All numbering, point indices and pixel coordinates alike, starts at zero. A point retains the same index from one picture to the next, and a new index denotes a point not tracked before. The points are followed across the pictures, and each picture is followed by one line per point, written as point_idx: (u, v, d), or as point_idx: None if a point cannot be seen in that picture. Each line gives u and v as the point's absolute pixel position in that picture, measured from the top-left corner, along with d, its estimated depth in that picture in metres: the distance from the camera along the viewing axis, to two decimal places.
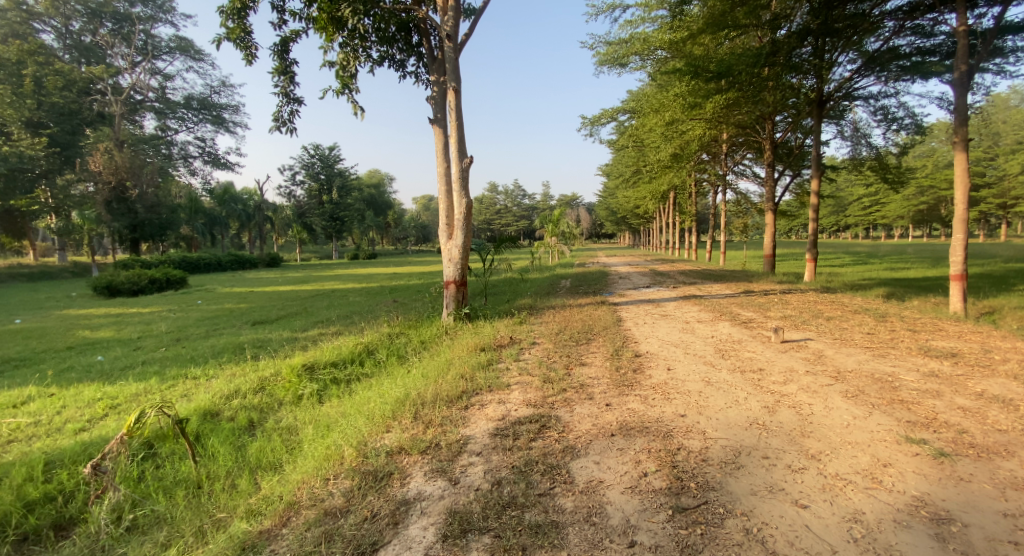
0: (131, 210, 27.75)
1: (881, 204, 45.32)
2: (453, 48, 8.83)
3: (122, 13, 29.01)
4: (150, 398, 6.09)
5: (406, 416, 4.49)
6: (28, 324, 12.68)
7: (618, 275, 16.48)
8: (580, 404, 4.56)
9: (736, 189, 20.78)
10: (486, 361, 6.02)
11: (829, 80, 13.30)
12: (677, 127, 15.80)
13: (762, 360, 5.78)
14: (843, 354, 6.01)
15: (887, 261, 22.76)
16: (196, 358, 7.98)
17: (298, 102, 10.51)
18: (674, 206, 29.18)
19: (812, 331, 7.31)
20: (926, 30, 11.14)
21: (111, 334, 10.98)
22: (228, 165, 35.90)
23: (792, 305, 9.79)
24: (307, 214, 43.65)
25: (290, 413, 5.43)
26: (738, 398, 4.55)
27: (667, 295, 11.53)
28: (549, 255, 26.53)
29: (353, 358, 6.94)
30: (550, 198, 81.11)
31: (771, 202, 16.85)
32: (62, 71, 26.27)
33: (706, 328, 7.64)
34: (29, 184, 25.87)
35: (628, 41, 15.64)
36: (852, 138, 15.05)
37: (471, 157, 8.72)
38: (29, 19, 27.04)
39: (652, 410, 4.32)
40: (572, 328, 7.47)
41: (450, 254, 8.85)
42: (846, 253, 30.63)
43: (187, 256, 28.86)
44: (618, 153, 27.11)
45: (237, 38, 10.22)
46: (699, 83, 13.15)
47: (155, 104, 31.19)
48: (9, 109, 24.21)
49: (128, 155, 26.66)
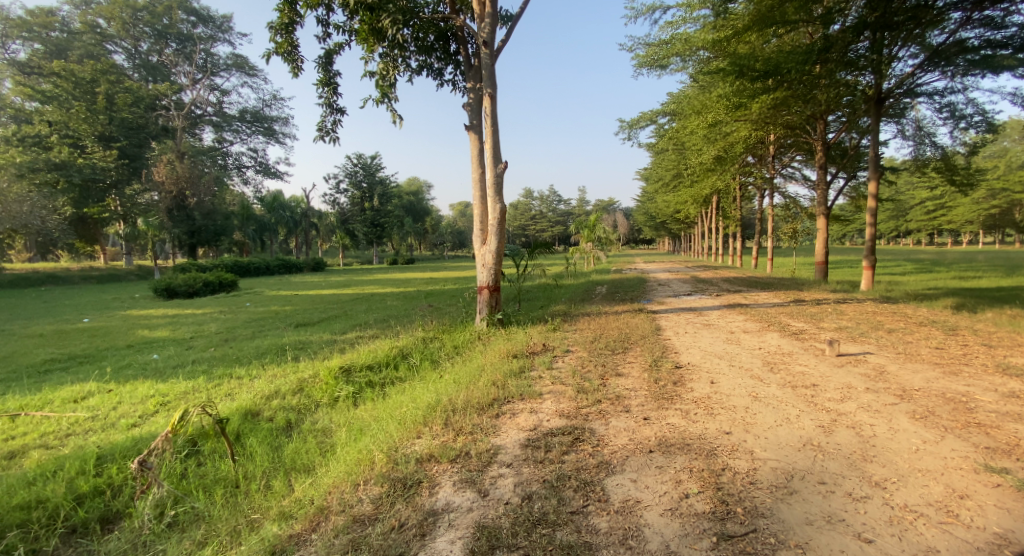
0: (189, 218, 29.27)
1: (946, 208, 42.60)
2: (489, 55, 8.79)
3: (185, 34, 30.70)
4: (197, 396, 6.18)
5: (436, 422, 4.38)
6: (93, 323, 13.38)
7: (658, 282, 16.06)
8: (616, 417, 4.35)
9: (784, 193, 19.95)
10: (519, 368, 5.87)
11: (888, 76, 12.59)
12: (721, 128, 15.28)
13: (816, 374, 5.40)
14: (908, 371, 5.55)
15: (955, 269, 21.23)
16: (240, 358, 8.14)
17: (341, 112, 10.73)
18: (717, 211, 28.33)
19: (870, 344, 6.82)
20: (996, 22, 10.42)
21: (166, 334, 11.43)
22: (278, 174, 37.28)
23: (848, 315, 9.22)
24: (351, 221, 44.78)
25: (326, 415, 5.40)
26: (789, 415, 4.24)
27: (710, 303, 11.11)
28: (586, 261, 26.21)
29: (388, 362, 6.93)
30: (589, 204, 80.42)
31: (824, 206, 16.03)
32: (131, 88, 27.71)
33: (753, 338, 7.25)
34: (100, 193, 27.57)
35: (668, 42, 15.18)
36: (914, 138, 14.18)
37: (506, 162, 8.63)
38: (102, 41, 28.91)
39: (694, 426, 4.06)
40: (608, 337, 7.23)
41: (484, 259, 8.77)
42: (908, 260, 28.82)
43: (239, 260, 30.05)
44: (658, 158, 26.58)
45: (285, 52, 10.51)
46: (745, 83, 12.68)
47: (213, 118, 32.75)
48: (83, 125, 26.09)
49: (188, 165, 28.05)
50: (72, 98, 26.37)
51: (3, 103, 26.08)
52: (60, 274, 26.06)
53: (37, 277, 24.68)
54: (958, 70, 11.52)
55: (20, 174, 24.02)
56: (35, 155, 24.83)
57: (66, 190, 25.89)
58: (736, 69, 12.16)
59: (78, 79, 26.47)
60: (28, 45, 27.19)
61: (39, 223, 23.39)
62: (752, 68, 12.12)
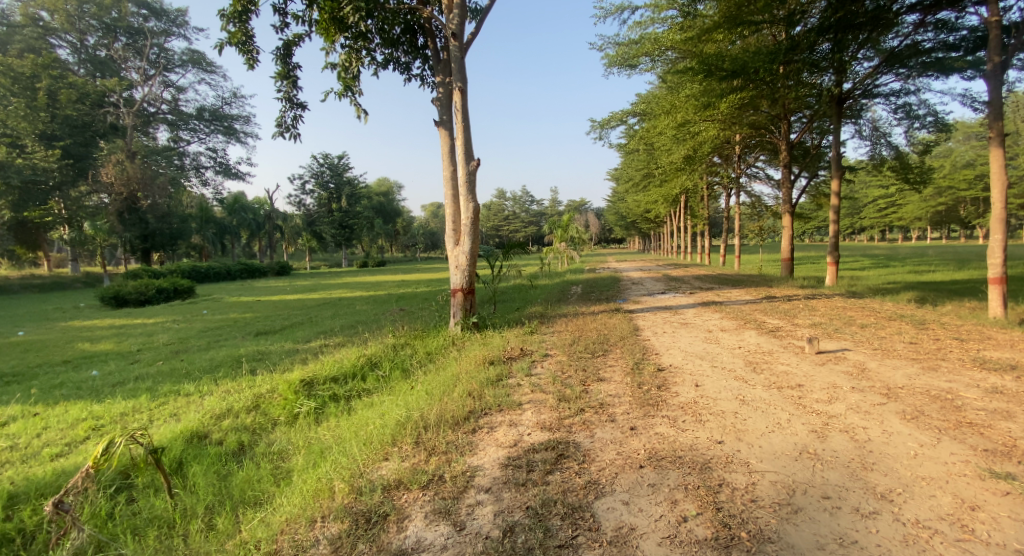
0: (142, 221, 27.81)
1: (897, 206, 44.30)
2: (458, 48, 8.42)
3: (136, 27, 29.12)
4: (137, 420, 5.71)
5: (407, 442, 4.02)
6: (31, 337, 12.38)
7: (631, 281, 15.90)
8: (602, 428, 4.06)
9: (749, 191, 20.21)
10: (496, 376, 5.52)
11: (846, 77, 12.74)
12: (689, 128, 15.26)
13: (800, 374, 5.24)
14: (889, 368, 5.46)
15: (910, 264, 21.98)
16: (191, 372, 7.60)
17: (301, 107, 10.19)
18: (685, 210, 28.60)
19: (848, 340, 6.74)
20: (949, 24, 10.59)
21: (111, 346, 10.62)
22: (240, 175, 35.91)
23: (820, 311, 9.21)
24: (316, 223, 43.61)
25: (284, 435, 5.01)
26: (780, 420, 4.03)
27: (684, 301, 11.01)
28: (558, 261, 26.03)
29: (355, 373, 6.51)
30: (560, 203, 80.64)
31: (788, 204, 16.23)
32: (75, 84, 26.14)
33: (732, 337, 7.09)
34: (42, 196, 25.52)
35: (637, 41, 15.05)
36: (870, 138, 14.44)
37: (479, 159, 8.28)
38: (45, 35, 27.11)
39: (683, 435, 3.82)
40: (586, 339, 6.96)
41: (457, 261, 8.41)
42: (866, 255, 29.77)
43: (196, 265, 28.74)
44: (627, 157, 26.69)
45: (239, 42, 9.90)
46: (712, 83, 12.67)
47: (168, 116, 31.29)
48: (23, 123, 24.50)
49: (139, 166, 26.66)
50: (11, 94, 24.78)
51: None
52: None
53: None
54: (910, 72, 11.74)
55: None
56: None
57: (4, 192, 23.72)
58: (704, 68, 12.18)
59: (17, 74, 24.86)
60: None
61: None
62: (720, 68, 12.15)
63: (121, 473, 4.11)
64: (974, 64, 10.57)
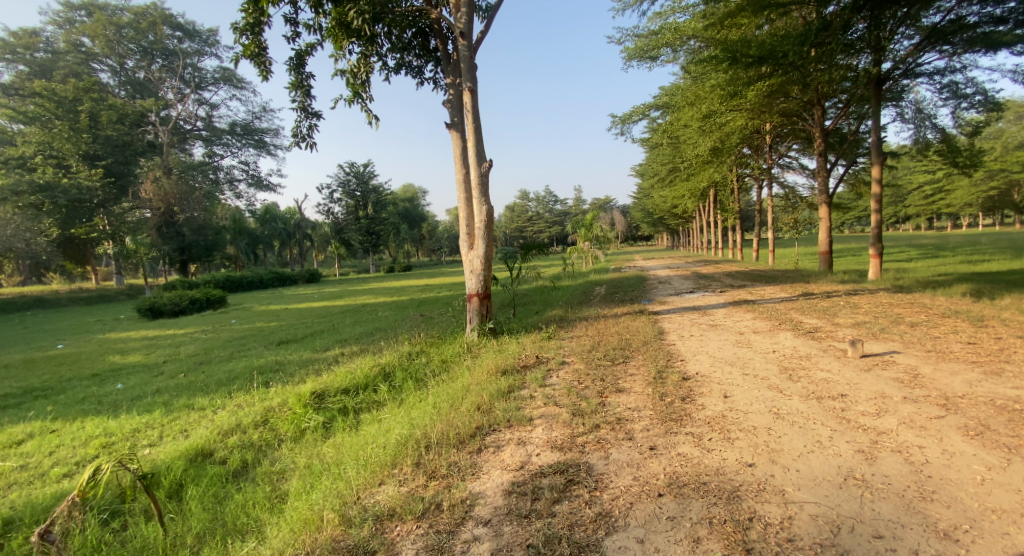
0: (179, 233, 28.70)
1: (944, 192, 42.00)
2: (467, 47, 8.13)
3: (171, 49, 29.97)
4: (146, 436, 5.60)
5: (407, 463, 3.74)
6: (67, 350, 12.67)
7: (659, 280, 15.34)
8: (618, 448, 3.68)
9: (782, 183, 19.33)
10: (507, 387, 5.19)
11: (886, 56, 11.83)
12: (715, 119, 14.60)
13: (843, 382, 4.74)
14: (944, 373, 4.90)
15: (961, 253, 20.66)
16: (208, 385, 7.53)
17: (316, 116, 10.08)
18: (715, 204, 27.68)
19: (895, 342, 6.16)
20: None
21: (139, 359, 10.74)
22: (271, 186, 36.51)
23: (863, 309, 8.56)
24: (345, 230, 44.18)
25: (289, 452, 4.80)
26: (820, 438, 3.58)
27: (714, 301, 10.49)
28: (584, 261, 25.50)
29: (367, 385, 6.26)
30: (586, 203, 79.69)
31: (824, 194, 15.37)
32: (115, 105, 26.90)
33: (766, 340, 6.57)
34: (88, 213, 26.46)
35: (657, 32, 14.47)
36: (913, 120, 13.51)
37: (491, 160, 7.98)
38: (87, 60, 28.19)
39: (709, 457, 3.41)
40: (607, 344, 6.56)
41: (472, 265, 8.12)
42: (912, 246, 28.19)
43: (230, 275, 29.36)
44: (652, 152, 25.98)
45: (252, 55, 9.86)
46: (738, 71, 12.06)
47: (202, 132, 32.12)
48: (66, 145, 25.24)
49: (176, 182, 27.46)
50: (55, 117, 25.56)
51: None
52: (47, 297, 25.35)
53: (22, 302, 24.03)
54: (956, 49, 10.91)
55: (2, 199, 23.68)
56: (19, 178, 23.93)
57: (51, 211, 25.13)
58: (729, 55, 11.54)
59: (60, 98, 25.73)
60: (12, 66, 26.65)
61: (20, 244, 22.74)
62: (746, 54, 11.52)
63: (116, 498, 3.96)
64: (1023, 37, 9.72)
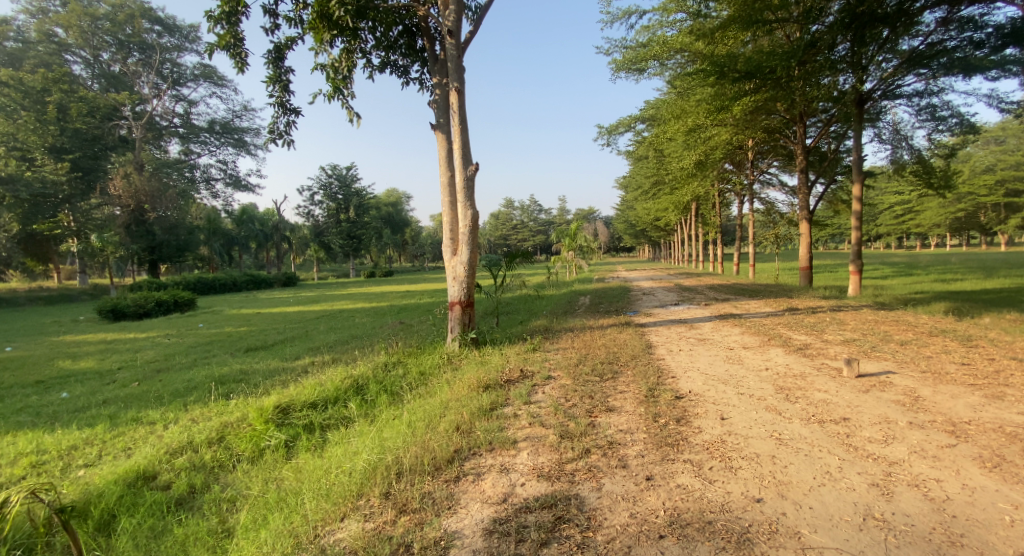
0: (150, 233, 27.63)
1: (914, 212, 43.11)
2: (455, 45, 7.78)
3: (149, 43, 28.94)
4: (85, 456, 5.23)
5: (374, 494, 3.44)
6: (17, 353, 11.87)
7: (642, 292, 15.14)
8: (611, 478, 3.37)
9: (763, 198, 19.43)
10: (489, 404, 4.81)
11: (868, 76, 11.72)
12: (700, 133, 14.50)
13: (842, 404, 4.46)
14: (946, 396, 4.66)
15: (934, 272, 20.97)
16: (161, 396, 7.02)
17: (294, 113, 9.59)
18: (698, 217, 27.76)
19: (889, 361, 5.93)
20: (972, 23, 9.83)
21: (92, 365, 10.04)
22: (249, 187, 35.50)
23: (850, 326, 8.41)
24: (325, 233, 43.25)
25: (243, 476, 4.48)
26: (829, 468, 3.29)
27: (699, 314, 10.29)
28: (567, 270, 25.29)
29: (337, 399, 5.82)
30: (568, 213, 79.84)
31: (805, 210, 15.35)
32: (86, 98, 25.93)
33: (757, 357, 6.31)
34: (52, 209, 25.19)
35: (645, 45, 14.33)
36: (891, 141, 13.56)
37: (478, 163, 7.64)
38: (60, 51, 27.06)
39: (711, 490, 3.12)
40: (594, 358, 6.23)
41: (455, 271, 7.72)
42: (885, 263, 28.67)
43: (201, 277, 28.39)
44: (636, 163, 25.96)
45: (227, 45, 9.31)
46: (723, 86, 11.96)
47: (178, 130, 31.11)
48: (32, 137, 24.30)
49: (148, 178, 26.55)
50: (21, 108, 24.53)
51: None
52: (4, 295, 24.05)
53: None
54: (933, 73, 10.79)
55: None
56: None
57: (13, 205, 23.28)
58: (717, 69, 11.38)
59: (27, 88, 24.65)
60: None
61: None
62: (733, 68, 11.39)
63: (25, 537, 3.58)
64: (999, 63, 9.65)
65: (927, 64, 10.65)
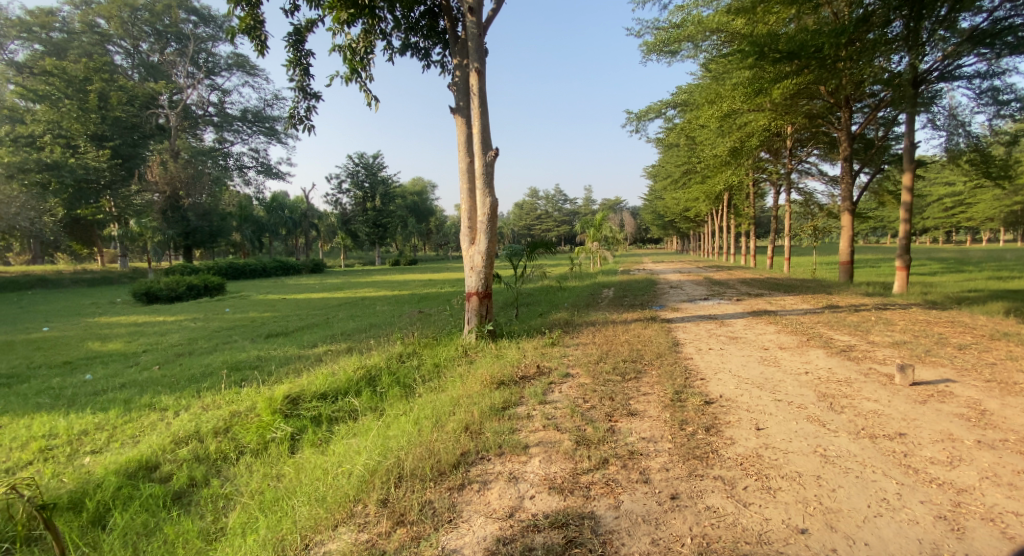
0: (184, 218, 28.20)
1: (966, 205, 40.67)
2: (476, 24, 7.39)
3: (185, 33, 29.27)
4: (94, 441, 5.15)
5: (371, 500, 3.16)
6: (52, 333, 12.12)
7: (669, 285, 14.56)
8: (631, 494, 3.01)
9: (801, 189, 18.47)
10: (502, 403, 4.48)
11: (926, 55, 10.78)
12: (735, 119, 13.73)
13: (897, 416, 3.98)
14: (1017, 410, 4.13)
15: (988, 269, 19.63)
16: (177, 381, 6.93)
17: (314, 98, 9.39)
18: (730, 209, 26.78)
19: (946, 367, 5.36)
20: None
21: (119, 347, 10.13)
22: (279, 174, 35.89)
23: (900, 326, 7.75)
24: (352, 221, 43.53)
25: (246, 470, 4.29)
26: (886, 495, 2.88)
27: (730, 309, 9.74)
28: (591, 261, 24.76)
29: (348, 389, 5.59)
30: (595, 203, 78.62)
31: (848, 201, 14.45)
32: (125, 87, 26.49)
33: (795, 358, 5.82)
34: (94, 195, 25.99)
35: (679, 25, 13.59)
36: (946, 127, 12.49)
37: (497, 149, 7.27)
38: (102, 41, 27.65)
39: (746, 516, 2.77)
40: (616, 356, 5.84)
41: (472, 261, 7.39)
42: (934, 259, 27.05)
43: (233, 262, 28.92)
44: (667, 151, 25.14)
45: (248, 28, 9.14)
46: (762, 68, 11.20)
47: (213, 118, 31.60)
48: (75, 125, 24.71)
49: (182, 165, 27.05)
50: (65, 97, 24.91)
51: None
52: (50, 276, 24.89)
53: (25, 281, 23.50)
54: (998, 53, 9.80)
55: (9, 176, 22.31)
56: (26, 156, 23.23)
57: (58, 191, 24.26)
58: (756, 50, 10.51)
59: (70, 77, 25.08)
60: (26, 45, 25.87)
61: (32, 223, 21.65)
62: (774, 49, 10.52)
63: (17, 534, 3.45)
64: None
65: (989, 43, 9.65)
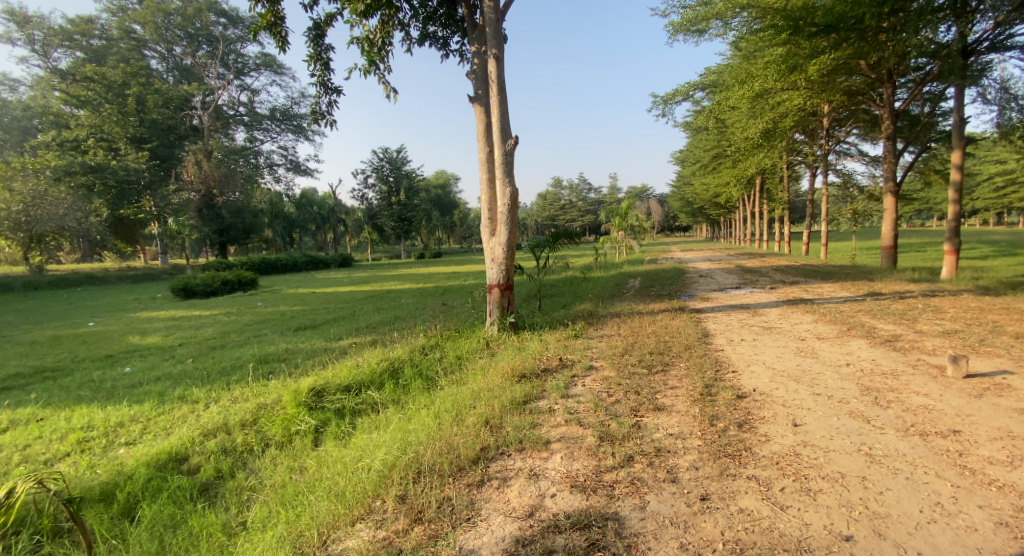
0: (218, 216, 28.94)
1: (1018, 184, 38.39)
2: (493, 10, 7.21)
3: (215, 35, 29.89)
4: (128, 433, 5.25)
5: (390, 496, 3.09)
6: (96, 328, 12.57)
7: (698, 274, 14.16)
8: (657, 494, 2.86)
9: (838, 171, 17.67)
10: (523, 396, 4.36)
11: (974, 25, 10.10)
12: (768, 99, 13.16)
13: (950, 412, 3.69)
14: None
15: None
16: (209, 373, 7.07)
17: (335, 92, 9.36)
18: (761, 194, 25.90)
19: (1003, 358, 4.97)
20: None
21: (157, 341, 10.42)
22: (309, 171, 36.46)
23: (949, 315, 7.28)
24: (378, 216, 43.62)
25: (271, 461, 4.30)
26: (940, 499, 2.64)
27: (763, 298, 9.37)
28: (617, 251, 24.35)
29: (372, 382, 5.56)
30: (621, 191, 77.46)
31: (891, 182, 13.70)
32: (161, 90, 27.20)
33: (835, 349, 5.51)
34: (135, 195, 26.75)
35: (707, 4, 13.05)
36: (998, 101, 11.68)
37: (517, 137, 7.10)
38: (138, 46, 28.41)
39: (784, 521, 2.58)
40: (642, 348, 5.63)
41: (493, 253, 7.28)
42: (984, 242, 25.61)
43: (266, 257, 29.56)
44: (695, 136, 24.42)
45: (268, 24, 9.14)
46: (798, 42, 10.70)
47: (244, 117, 32.25)
48: (116, 128, 25.51)
49: (216, 164, 27.73)
50: (105, 101, 25.74)
51: (45, 110, 25.82)
52: (96, 273, 25.89)
53: (75, 278, 24.45)
54: None
55: (57, 178, 23.27)
56: (71, 159, 24.04)
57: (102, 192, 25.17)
58: (791, 23, 10.03)
59: (110, 82, 25.81)
60: (69, 53, 26.92)
61: (79, 225, 22.35)
62: (810, 22, 10.01)
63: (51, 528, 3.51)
64: None
65: None
